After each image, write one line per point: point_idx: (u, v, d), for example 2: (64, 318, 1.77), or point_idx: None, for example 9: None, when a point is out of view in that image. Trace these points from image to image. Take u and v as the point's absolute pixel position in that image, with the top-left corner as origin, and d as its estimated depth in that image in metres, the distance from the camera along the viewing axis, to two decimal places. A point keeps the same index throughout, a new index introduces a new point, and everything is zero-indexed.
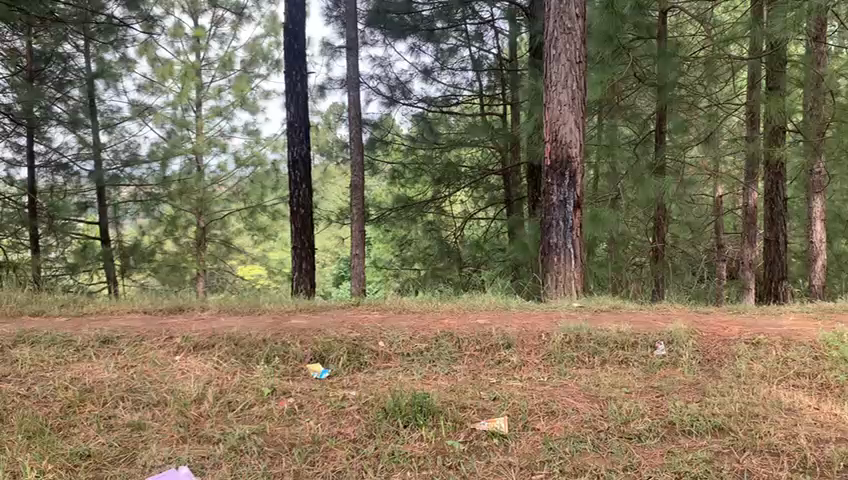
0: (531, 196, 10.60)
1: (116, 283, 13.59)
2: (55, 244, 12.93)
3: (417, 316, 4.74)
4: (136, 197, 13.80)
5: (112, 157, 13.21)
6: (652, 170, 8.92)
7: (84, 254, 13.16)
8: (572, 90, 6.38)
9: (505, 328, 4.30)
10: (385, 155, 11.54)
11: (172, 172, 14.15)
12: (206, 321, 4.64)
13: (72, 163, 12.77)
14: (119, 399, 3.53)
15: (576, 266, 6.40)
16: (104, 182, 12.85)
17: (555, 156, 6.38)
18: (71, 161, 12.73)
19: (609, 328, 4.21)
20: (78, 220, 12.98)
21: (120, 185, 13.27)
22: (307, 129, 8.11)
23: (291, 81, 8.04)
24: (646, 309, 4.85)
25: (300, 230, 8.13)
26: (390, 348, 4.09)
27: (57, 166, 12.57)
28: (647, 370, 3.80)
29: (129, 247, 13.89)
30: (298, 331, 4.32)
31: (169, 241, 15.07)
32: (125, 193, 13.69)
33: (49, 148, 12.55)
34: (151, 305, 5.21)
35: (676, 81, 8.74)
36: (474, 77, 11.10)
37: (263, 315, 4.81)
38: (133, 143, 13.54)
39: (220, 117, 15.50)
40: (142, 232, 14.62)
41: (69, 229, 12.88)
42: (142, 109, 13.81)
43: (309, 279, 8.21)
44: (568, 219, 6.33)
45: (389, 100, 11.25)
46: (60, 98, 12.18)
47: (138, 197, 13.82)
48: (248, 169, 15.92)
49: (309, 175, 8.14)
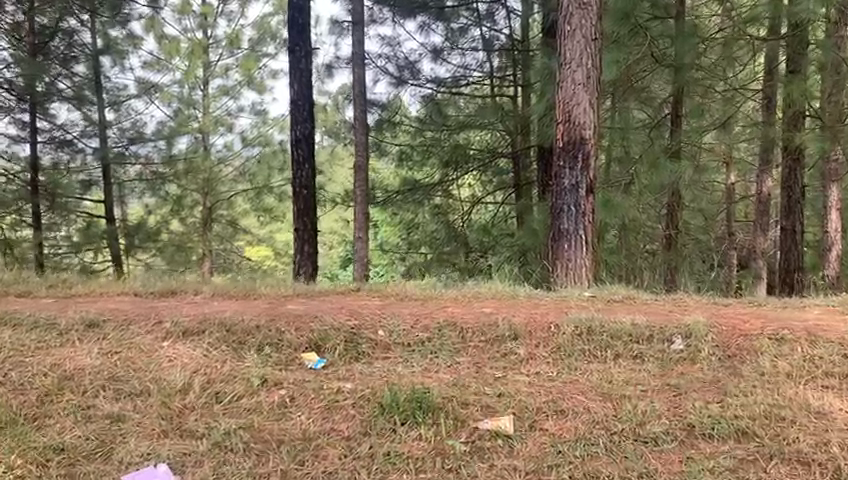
0: (541, 180, 10.32)
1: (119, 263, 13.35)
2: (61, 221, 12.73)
3: (418, 303, 4.50)
4: (142, 175, 13.73)
5: (118, 135, 13.06)
6: (667, 155, 8.62)
7: (88, 233, 12.88)
8: (587, 69, 6.11)
9: (512, 318, 4.06)
10: (393, 137, 11.37)
11: (179, 151, 13.98)
12: (198, 304, 4.42)
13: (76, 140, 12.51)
14: (100, 388, 3.31)
15: (586, 254, 6.17)
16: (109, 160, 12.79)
17: (568, 138, 6.11)
18: (75, 138, 12.45)
19: (622, 321, 3.97)
20: (84, 197, 12.93)
21: (125, 163, 13.21)
22: (311, 108, 7.84)
23: (294, 57, 7.77)
24: (661, 300, 4.60)
25: (303, 211, 7.89)
26: (390, 338, 3.86)
27: (61, 143, 12.22)
28: (663, 367, 3.56)
29: (134, 226, 13.70)
30: (294, 318, 4.09)
31: (175, 221, 14.75)
32: (132, 172, 13.56)
33: (53, 125, 12.10)
34: (143, 287, 4.99)
35: (694, 63, 8.42)
36: (485, 57, 10.77)
37: (257, 300, 4.58)
38: (139, 121, 13.39)
39: (226, 97, 15.22)
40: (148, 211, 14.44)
41: (73, 207, 12.72)
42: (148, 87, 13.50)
43: (311, 263, 8.02)
44: (579, 204, 6.10)
45: (397, 80, 10.96)
46: (65, 75, 11.84)
47: (144, 176, 13.69)
48: (255, 149, 15.63)
49: (312, 155, 7.90)
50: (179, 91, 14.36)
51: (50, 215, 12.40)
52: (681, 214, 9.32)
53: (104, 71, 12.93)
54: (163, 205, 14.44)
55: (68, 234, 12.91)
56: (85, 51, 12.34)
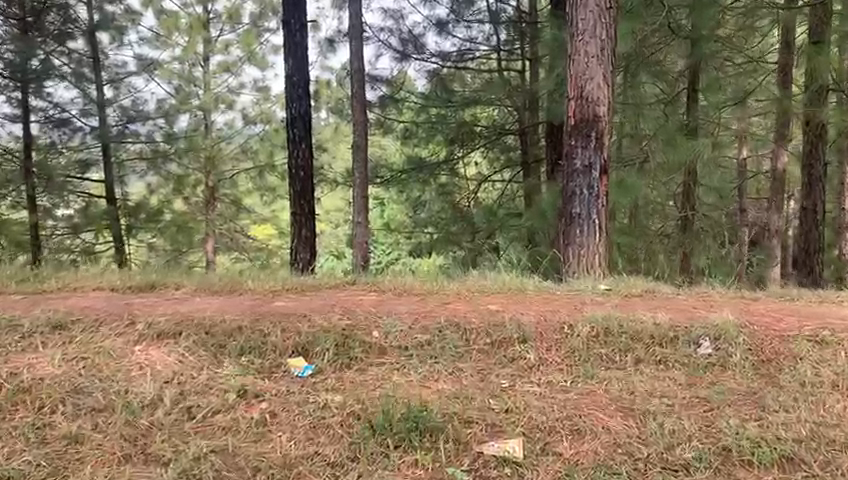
0: (550, 158, 9.89)
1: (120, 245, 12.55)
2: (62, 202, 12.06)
3: (419, 299, 4.12)
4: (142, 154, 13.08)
5: (118, 115, 12.37)
6: (683, 132, 8.15)
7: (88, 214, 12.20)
8: (601, 41, 5.65)
9: (520, 316, 3.69)
10: (396, 114, 10.72)
11: (180, 129, 13.41)
12: (177, 303, 4.05)
13: (73, 119, 11.93)
14: (59, 403, 2.96)
15: (599, 240, 5.76)
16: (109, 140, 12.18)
17: (580, 115, 5.68)
18: (72, 117, 11.87)
19: (641, 320, 3.60)
20: (83, 178, 12.27)
21: (125, 143, 12.58)
22: (307, 85, 7.41)
23: (289, 31, 7.31)
24: (685, 294, 4.19)
25: (300, 193, 7.49)
26: (385, 340, 3.48)
27: (57, 122, 11.76)
28: (691, 375, 3.18)
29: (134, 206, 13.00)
30: (281, 318, 3.72)
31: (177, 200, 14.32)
32: (133, 150, 13.00)
33: (49, 104, 11.62)
34: (121, 281, 4.61)
35: (713, 34, 7.95)
36: (492, 31, 10.26)
37: (243, 296, 4.20)
38: (139, 99, 12.73)
39: (227, 73, 14.66)
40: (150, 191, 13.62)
41: (72, 189, 12.09)
42: (148, 64, 12.74)
43: (310, 249, 7.63)
44: (592, 187, 5.68)
45: (400, 55, 10.45)
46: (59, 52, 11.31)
47: (145, 154, 13.13)
48: (257, 126, 15.26)
49: (310, 133, 7.48)
50: (180, 68, 13.80)
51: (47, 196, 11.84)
52: (697, 194, 8.89)
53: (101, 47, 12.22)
54: (168, 183, 13.78)
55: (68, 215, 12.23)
56: (81, 27, 11.70)
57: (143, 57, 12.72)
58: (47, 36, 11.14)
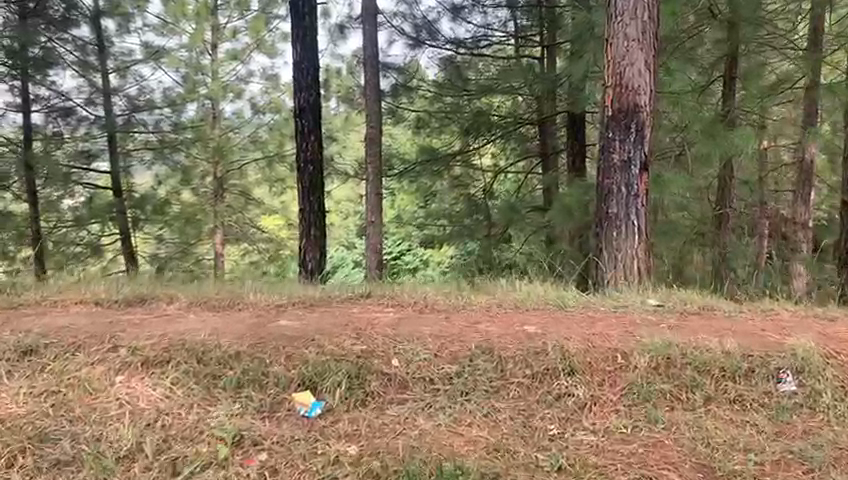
0: (573, 151, 9.31)
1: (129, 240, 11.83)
2: (67, 193, 11.49)
3: (444, 317, 3.59)
4: (148, 144, 12.06)
5: (124, 105, 11.55)
6: (720, 123, 7.56)
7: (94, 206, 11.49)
8: (642, 23, 5.09)
9: (564, 341, 3.16)
10: (410, 103, 10.11)
11: (188, 118, 12.44)
12: (167, 322, 3.54)
13: (78, 108, 11.20)
14: (18, 455, 2.45)
15: (639, 243, 5.21)
16: (114, 131, 11.45)
17: (618, 105, 5.13)
18: (77, 106, 11.17)
19: (708, 348, 3.08)
20: (88, 168, 11.64)
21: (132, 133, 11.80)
22: (316, 72, 6.86)
23: (298, 14, 6.78)
24: (748, 313, 3.65)
25: (310, 189, 6.96)
26: (406, 370, 2.97)
27: (61, 111, 11.07)
28: (775, 419, 2.67)
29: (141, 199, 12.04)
30: (285, 342, 3.21)
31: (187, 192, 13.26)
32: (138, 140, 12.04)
33: (52, 93, 10.90)
34: (107, 293, 4.08)
35: (753, 16, 7.43)
36: (509, 16, 9.55)
37: (242, 313, 3.68)
38: (147, 88, 11.79)
39: (235, 63, 13.85)
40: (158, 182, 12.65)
41: (76, 179, 11.46)
42: (155, 51, 11.82)
43: (319, 248, 7.11)
44: (632, 185, 5.13)
45: (413, 41, 9.72)
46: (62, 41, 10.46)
47: (151, 144, 12.10)
48: (266, 115, 14.32)
49: (319, 124, 6.94)
50: (187, 57, 12.78)
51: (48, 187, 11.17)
52: (733, 189, 8.33)
53: (106, 32, 11.25)
54: (174, 174, 12.69)
55: (72, 207, 11.54)
56: (86, 12, 10.75)
57: (148, 44, 11.87)
58: (50, 22, 10.23)
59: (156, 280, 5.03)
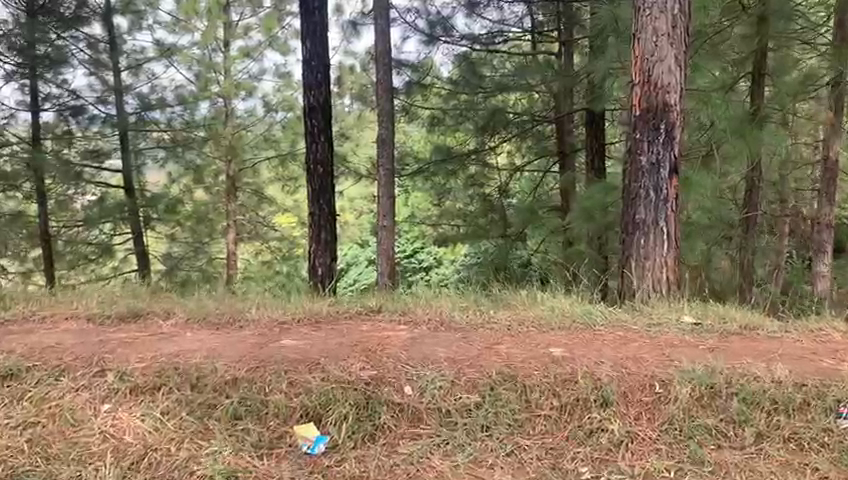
0: (591, 150, 8.97)
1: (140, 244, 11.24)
2: (78, 190, 10.75)
3: (461, 337, 3.29)
4: (162, 142, 11.06)
5: (135, 103, 10.56)
6: (750, 121, 7.20)
7: (104, 205, 10.64)
8: (673, 16, 4.76)
9: (595, 367, 2.87)
10: (422, 102, 9.57)
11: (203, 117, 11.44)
12: (162, 341, 3.29)
13: (89, 107, 10.27)
14: None
15: (668, 250, 4.89)
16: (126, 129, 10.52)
17: (647, 104, 4.81)
18: (88, 104, 10.26)
19: (755, 375, 2.77)
20: (101, 168, 10.72)
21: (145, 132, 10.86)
22: (326, 70, 6.59)
23: (307, 9, 6.47)
24: (800, 334, 3.32)
25: (320, 191, 6.69)
26: (421, 400, 2.68)
27: (71, 110, 10.19)
28: (840, 463, 2.34)
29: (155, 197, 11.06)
30: (288, 365, 2.93)
31: (200, 191, 12.60)
32: (150, 139, 11.02)
33: (62, 91, 10.04)
34: (101, 308, 3.81)
35: (785, 10, 7.07)
36: (526, 11, 9.03)
37: (244, 331, 3.40)
38: (160, 88, 10.82)
39: (248, 59, 12.52)
40: (171, 180, 11.87)
41: (88, 178, 10.67)
42: (169, 48, 10.93)
43: (330, 253, 6.84)
44: (661, 189, 4.82)
45: (427, 38, 9.06)
46: (71, 39, 9.78)
47: (164, 143, 11.08)
48: (279, 114, 12.96)
49: (330, 124, 6.66)
50: (200, 54, 11.77)
51: (58, 184, 10.49)
52: (761, 191, 7.96)
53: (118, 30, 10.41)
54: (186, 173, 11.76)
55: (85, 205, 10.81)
56: (97, 8, 9.95)
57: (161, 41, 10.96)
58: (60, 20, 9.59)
59: (156, 294, 4.69)
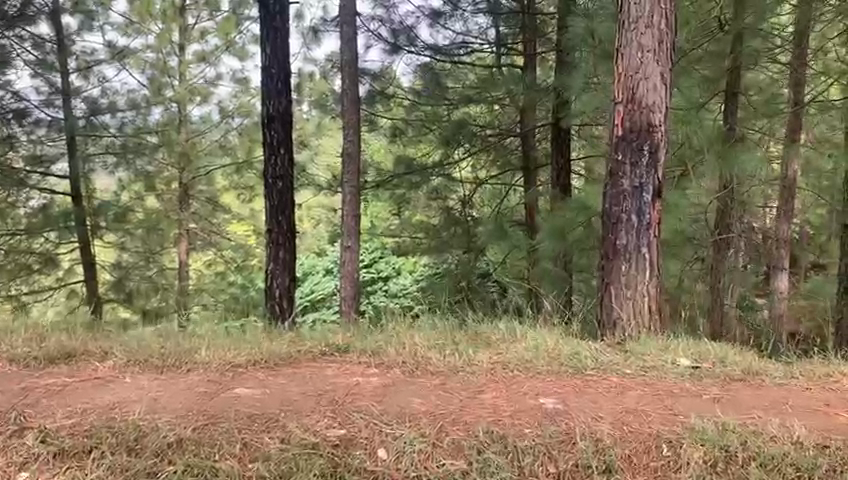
0: (558, 165, 8.71)
1: (88, 253, 10.22)
2: (19, 198, 9.79)
3: (439, 385, 2.93)
4: (110, 148, 10.23)
5: (85, 107, 9.76)
6: (723, 140, 7.03)
7: (49, 215, 9.80)
8: (659, 31, 4.51)
9: (592, 423, 2.55)
10: (385, 111, 9.17)
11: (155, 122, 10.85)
12: (97, 388, 2.85)
13: (34, 109, 9.42)
14: None
15: (652, 279, 4.59)
16: (75, 134, 9.68)
17: (630, 123, 4.54)
18: (33, 107, 9.37)
19: (772, 433, 2.49)
20: (48, 174, 9.85)
21: (95, 138, 10.01)
22: (288, 78, 6.18)
23: (268, 14, 6.09)
24: (806, 381, 3.07)
25: (278, 207, 6.27)
26: (399, 468, 2.31)
27: (14, 114, 9.24)
28: None
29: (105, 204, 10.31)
30: (242, 422, 2.54)
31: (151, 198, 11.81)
32: (99, 144, 10.20)
33: (5, 92, 9.10)
34: (26, 346, 3.33)
35: (757, 27, 6.94)
36: (489, 23, 8.62)
37: (192, 377, 2.99)
38: (110, 91, 10.06)
39: (204, 64, 11.95)
40: (121, 187, 11.03)
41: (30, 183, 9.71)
42: (121, 51, 10.27)
43: (288, 273, 6.41)
44: (644, 213, 4.54)
45: (391, 47, 8.64)
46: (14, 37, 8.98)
47: (114, 148, 10.28)
48: (235, 120, 12.34)
49: (290, 136, 6.24)
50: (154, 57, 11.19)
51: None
52: (733, 212, 7.81)
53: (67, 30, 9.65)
54: (138, 180, 11.03)
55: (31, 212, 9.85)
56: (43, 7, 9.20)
57: (113, 43, 10.24)
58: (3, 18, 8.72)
59: (91, 327, 4.16)
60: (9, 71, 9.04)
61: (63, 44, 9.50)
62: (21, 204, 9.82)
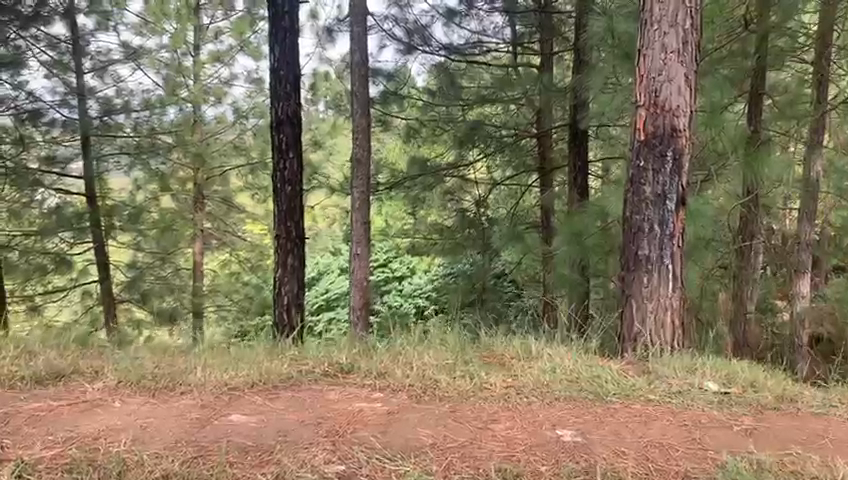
0: (575, 168, 8.45)
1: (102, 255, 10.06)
2: (32, 199, 9.44)
3: (447, 411, 2.73)
4: (125, 147, 10.01)
5: (98, 107, 9.53)
6: (748, 143, 6.77)
7: (64, 216, 9.45)
8: (683, 31, 4.27)
9: (614, 460, 2.33)
10: (399, 111, 8.85)
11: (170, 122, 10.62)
12: (85, 413, 2.68)
13: (49, 109, 9.01)
14: None
15: (675, 292, 4.36)
16: (89, 134, 9.44)
17: (652, 127, 4.31)
18: (48, 107, 8.96)
19: (814, 473, 2.26)
20: (62, 174, 9.57)
21: (111, 137, 9.81)
22: (297, 79, 6.00)
23: (276, 13, 5.90)
24: (844, 410, 2.84)
25: (287, 214, 6.08)
26: None
27: (28, 115, 8.80)
28: None
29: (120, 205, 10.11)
30: (235, 455, 2.35)
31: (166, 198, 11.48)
32: (113, 145, 9.94)
33: (19, 93, 8.68)
34: (15, 364, 3.16)
35: (783, 27, 6.67)
36: (506, 22, 8.38)
37: (186, 401, 2.81)
38: (124, 91, 9.79)
39: (219, 64, 11.76)
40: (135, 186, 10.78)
41: (44, 183, 9.39)
42: (136, 50, 9.98)
43: (297, 281, 6.23)
44: (667, 223, 4.31)
45: (404, 47, 8.33)
46: (29, 37, 8.70)
47: (129, 147, 10.05)
48: (250, 121, 12.10)
49: (299, 139, 6.05)
50: (169, 57, 10.92)
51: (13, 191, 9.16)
52: (757, 217, 7.52)
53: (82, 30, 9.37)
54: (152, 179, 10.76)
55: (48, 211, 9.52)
56: (57, 7, 8.91)
57: (127, 43, 9.95)
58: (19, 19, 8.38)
59: (86, 345, 3.96)
60: (23, 71, 8.68)
61: (77, 44, 9.27)
62: (36, 204, 9.48)
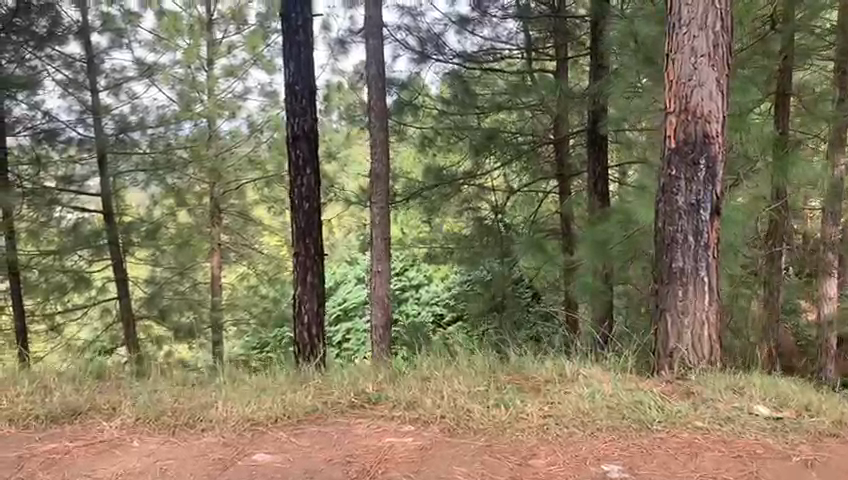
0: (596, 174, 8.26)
1: (120, 272, 9.97)
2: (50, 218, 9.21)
3: (482, 446, 2.56)
4: (141, 164, 9.86)
5: (114, 124, 9.43)
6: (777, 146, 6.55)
7: (80, 234, 9.48)
8: (713, 33, 4.10)
9: None
10: (413, 121, 8.52)
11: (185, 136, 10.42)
12: (104, 454, 2.55)
13: (65, 129, 9.00)
14: None
15: (712, 305, 4.17)
16: (106, 151, 9.36)
17: (684, 133, 4.13)
18: (64, 127, 8.94)
19: None
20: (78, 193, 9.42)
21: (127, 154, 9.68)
22: (312, 94, 5.87)
23: (290, 28, 5.78)
24: None
25: (305, 231, 5.97)
26: None
27: (44, 135, 8.79)
28: None
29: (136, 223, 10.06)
30: None
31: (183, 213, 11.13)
32: (130, 162, 9.78)
33: (34, 112, 8.72)
34: (32, 402, 3.04)
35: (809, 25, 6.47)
36: (519, 28, 8.21)
37: (209, 439, 2.68)
38: (139, 108, 9.67)
39: (233, 79, 11.30)
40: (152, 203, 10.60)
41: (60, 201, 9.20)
42: (150, 66, 9.91)
43: (317, 298, 6.10)
44: (702, 234, 4.12)
45: (418, 56, 8.22)
46: (44, 57, 8.66)
47: (146, 164, 9.89)
48: (265, 134, 11.60)
49: (316, 154, 5.92)
50: (183, 72, 10.62)
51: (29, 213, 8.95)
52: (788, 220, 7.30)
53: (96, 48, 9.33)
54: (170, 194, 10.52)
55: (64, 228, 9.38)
56: (72, 25, 8.86)
57: (142, 59, 9.88)
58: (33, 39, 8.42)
59: (103, 377, 3.82)
60: (39, 92, 8.66)
61: (92, 62, 9.19)
62: (54, 223, 9.31)
